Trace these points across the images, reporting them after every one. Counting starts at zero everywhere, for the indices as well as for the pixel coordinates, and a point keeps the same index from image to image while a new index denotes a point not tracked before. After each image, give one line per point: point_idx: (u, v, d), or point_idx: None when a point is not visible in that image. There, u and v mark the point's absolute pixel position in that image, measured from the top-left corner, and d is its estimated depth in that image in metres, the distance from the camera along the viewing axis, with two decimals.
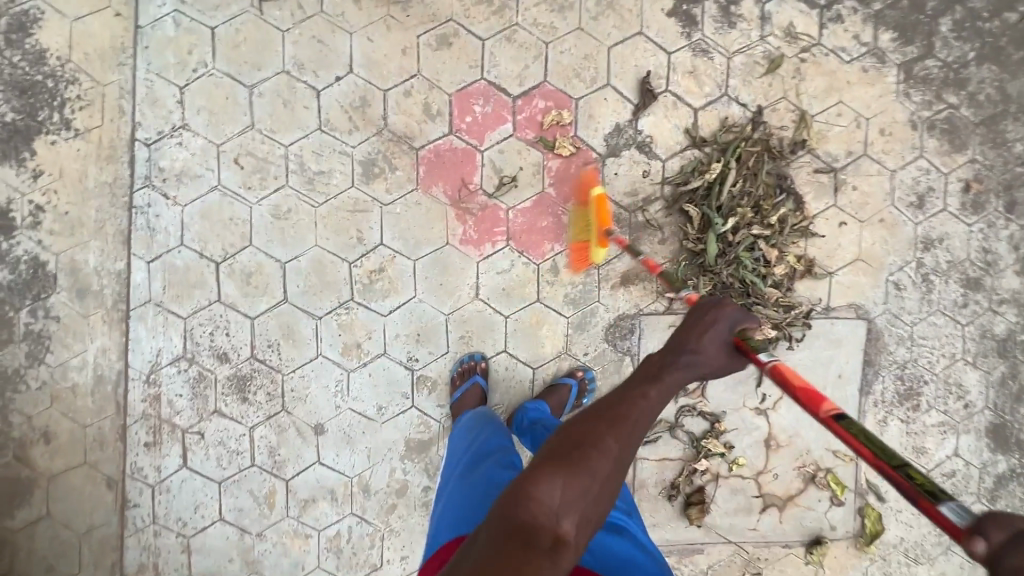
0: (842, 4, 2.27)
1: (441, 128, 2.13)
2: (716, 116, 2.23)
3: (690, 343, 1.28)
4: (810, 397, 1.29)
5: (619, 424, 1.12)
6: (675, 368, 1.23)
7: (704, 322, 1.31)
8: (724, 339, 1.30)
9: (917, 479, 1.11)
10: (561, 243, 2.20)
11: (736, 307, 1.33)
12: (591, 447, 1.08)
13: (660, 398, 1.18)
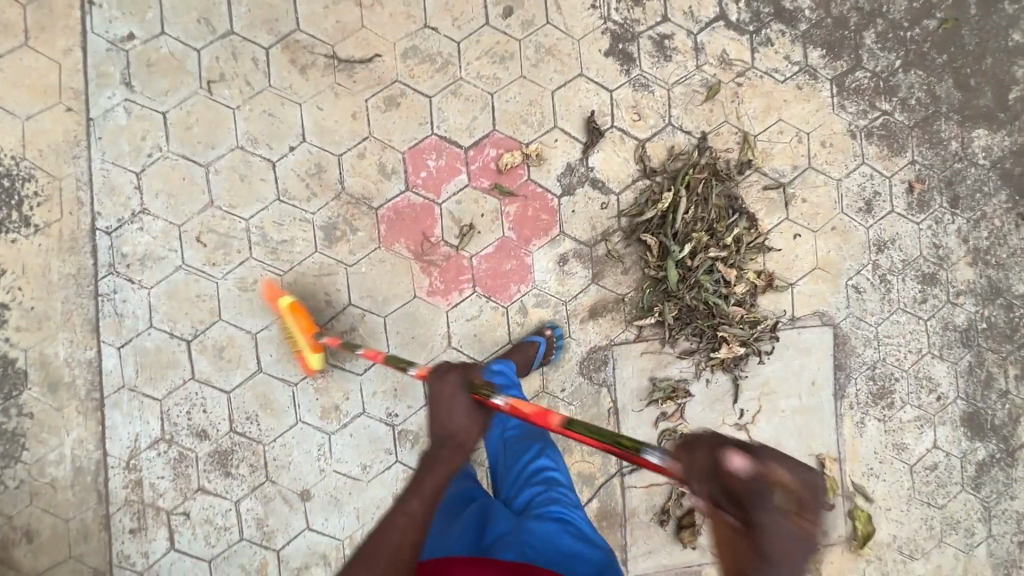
0: (770, 28, 2.37)
1: (398, 186, 2.18)
2: (662, 146, 2.31)
3: (433, 426, 1.23)
4: (539, 416, 1.25)
5: (389, 525, 1.10)
6: (432, 461, 1.18)
7: (445, 400, 1.23)
8: (463, 402, 1.22)
9: (627, 443, 1.08)
10: (527, 284, 2.25)
11: (454, 370, 1.25)
12: (353, 559, 1.07)
13: (434, 487, 1.15)
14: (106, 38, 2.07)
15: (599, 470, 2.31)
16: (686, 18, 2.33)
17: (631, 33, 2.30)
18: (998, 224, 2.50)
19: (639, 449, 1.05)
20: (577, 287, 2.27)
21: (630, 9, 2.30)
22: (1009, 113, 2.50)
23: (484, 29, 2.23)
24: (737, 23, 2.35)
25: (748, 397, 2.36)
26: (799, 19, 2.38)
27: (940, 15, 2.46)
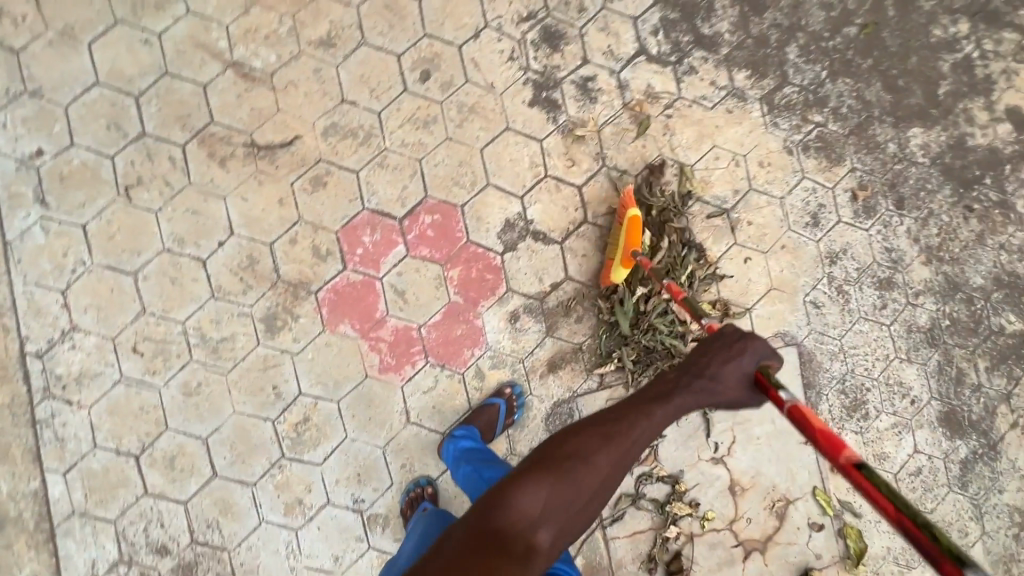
0: (692, 56, 2.36)
1: (336, 266, 2.14)
2: (600, 188, 2.28)
3: (714, 368, 1.48)
4: (831, 444, 1.33)
5: (649, 415, 1.46)
6: (696, 386, 1.47)
7: (735, 347, 1.50)
8: (745, 372, 1.48)
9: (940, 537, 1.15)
10: (481, 347, 2.20)
11: (763, 341, 1.50)
12: (613, 433, 1.42)
13: (684, 403, 1.47)
14: (17, 158, 2.03)
15: None
16: (606, 58, 2.31)
17: (553, 80, 2.28)
18: (946, 219, 2.49)
19: (957, 558, 1.11)
20: (532, 343, 2.22)
21: (549, 57, 2.28)
22: (942, 109, 2.49)
23: (404, 96, 2.20)
24: (659, 56, 2.34)
25: (721, 428, 2.33)
26: (720, 43, 2.37)
27: (859, 21, 2.46)
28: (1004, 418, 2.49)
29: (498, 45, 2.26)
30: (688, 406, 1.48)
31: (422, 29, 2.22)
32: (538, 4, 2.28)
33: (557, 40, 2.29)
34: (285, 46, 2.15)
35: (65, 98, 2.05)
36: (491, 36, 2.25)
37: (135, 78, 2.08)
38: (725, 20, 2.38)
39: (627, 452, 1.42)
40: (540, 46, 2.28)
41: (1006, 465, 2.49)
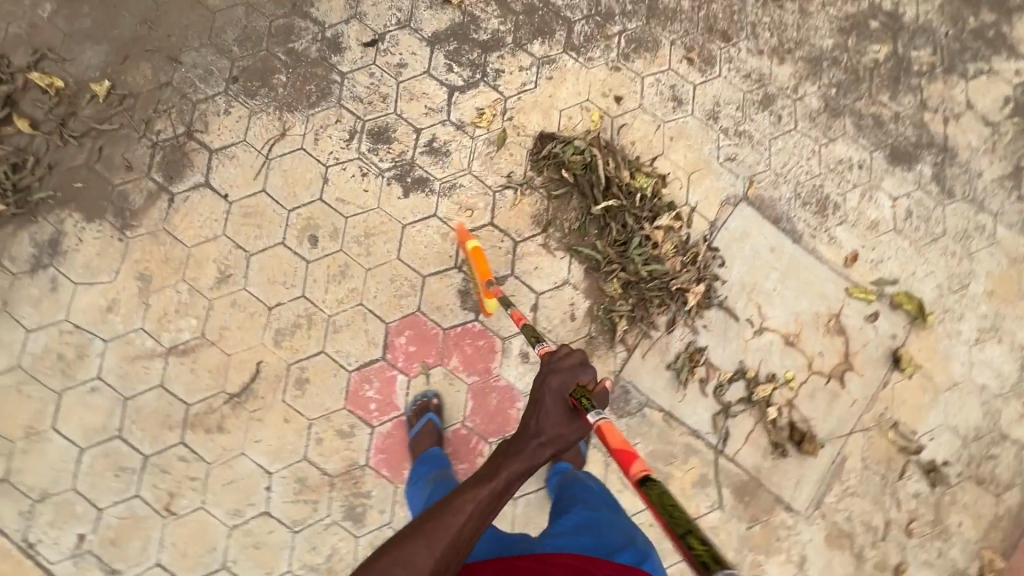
0: (491, 63, 2.55)
1: (365, 432, 2.25)
2: (506, 211, 2.44)
3: (539, 416, 1.27)
4: (625, 458, 1.26)
5: (432, 542, 1.10)
6: (515, 456, 1.22)
7: (543, 384, 1.30)
8: (562, 398, 1.28)
9: (697, 547, 0.98)
10: (520, 398, 2.32)
11: (564, 367, 1.31)
12: (418, 554, 1.08)
13: (476, 520, 1.14)
14: (67, 555, 2.13)
15: (704, 465, 2.34)
16: (432, 116, 2.49)
17: (407, 164, 2.45)
18: (768, 19, 2.68)
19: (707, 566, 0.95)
20: None
21: (391, 151, 2.46)
22: None
23: (311, 267, 2.35)
24: (468, 82, 2.53)
25: (742, 306, 2.45)
26: (503, 37, 2.57)
27: None
28: (935, 122, 2.66)
29: (347, 174, 2.43)
30: (521, 466, 1.21)
31: (284, 208, 2.39)
32: (351, 121, 2.47)
33: (387, 134, 2.47)
34: (196, 305, 2.30)
35: (66, 479, 2.16)
36: (337, 172, 2.43)
37: (107, 421, 2.20)
38: (493, 18, 2.58)
39: (452, 546, 1.11)
40: (378, 149, 2.46)
41: (966, 154, 2.65)
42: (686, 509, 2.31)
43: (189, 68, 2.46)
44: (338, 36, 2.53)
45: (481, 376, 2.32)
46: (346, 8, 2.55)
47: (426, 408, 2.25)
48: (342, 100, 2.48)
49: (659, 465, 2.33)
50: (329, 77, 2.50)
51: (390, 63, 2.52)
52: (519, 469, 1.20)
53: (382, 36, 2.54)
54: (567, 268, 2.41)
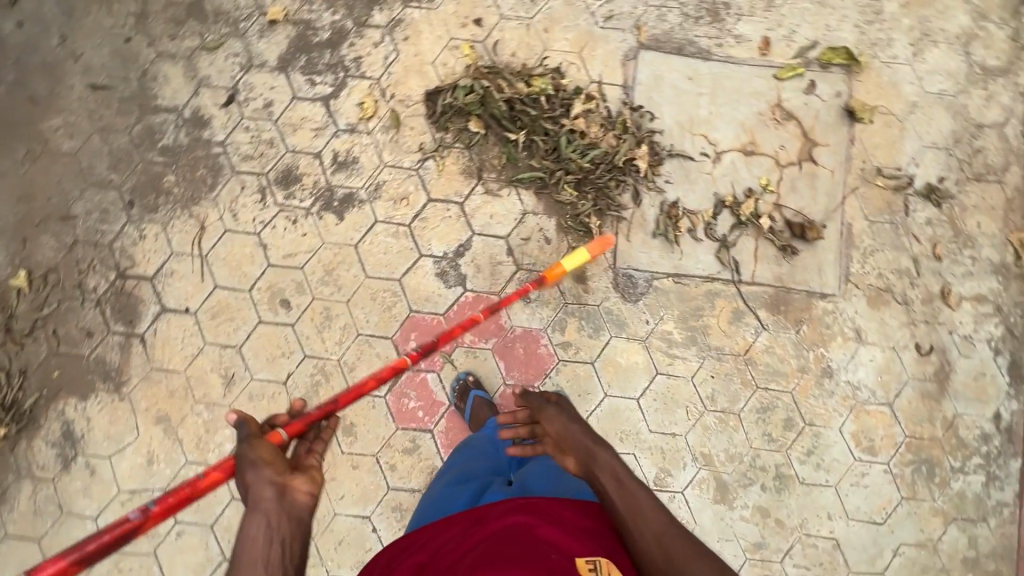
0: (346, 56, 2.48)
1: (426, 437, 2.32)
2: (436, 181, 2.42)
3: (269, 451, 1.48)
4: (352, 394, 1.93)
5: (259, 518, 1.25)
6: (261, 462, 1.34)
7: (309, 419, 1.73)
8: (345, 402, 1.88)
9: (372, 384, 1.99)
10: (541, 334, 2.36)
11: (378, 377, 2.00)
12: (255, 529, 1.23)
13: (280, 482, 1.31)
14: None
15: (732, 301, 2.38)
16: (322, 134, 2.45)
17: (326, 190, 2.43)
18: None
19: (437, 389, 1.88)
20: (553, 288, 2.38)
21: (305, 187, 2.43)
22: None
23: (297, 327, 2.37)
24: (336, 85, 2.47)
25: (691, 144, 2.43)
26: (343, 25, 2.49)
27: None
28: None
29: (280, 229, 2.41)
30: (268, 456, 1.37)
31: (243, 291, 2.39)
32: (255, 180, 2.43)
33: (293, 174, 2.43)
34: (220, 416, 2.34)
35: None
36: (269, 233, 2.41)
37: (207, 552, 2.29)
38: (325, 12, 2.49)
39: (282, 504, 1.28)
40: (293, 191, 2.43)
41: None
42: (737, 347, 2.37)
43: (85, 217, 2.43)
44: (197, 111, 2.47)
45: (498, 335, 2.36)
46: (189, 81, 2.48)
47: (469, 387, 2.29)
48: (236, 166, 2.44)
49: (694, 323, 2.37)
50: (212, 153, 2.45)
51: (258, 108, 2.46)
52: (266, 475, 1.32)
53: (236, 87, 2.47)
54: (518, 200, 2.40)
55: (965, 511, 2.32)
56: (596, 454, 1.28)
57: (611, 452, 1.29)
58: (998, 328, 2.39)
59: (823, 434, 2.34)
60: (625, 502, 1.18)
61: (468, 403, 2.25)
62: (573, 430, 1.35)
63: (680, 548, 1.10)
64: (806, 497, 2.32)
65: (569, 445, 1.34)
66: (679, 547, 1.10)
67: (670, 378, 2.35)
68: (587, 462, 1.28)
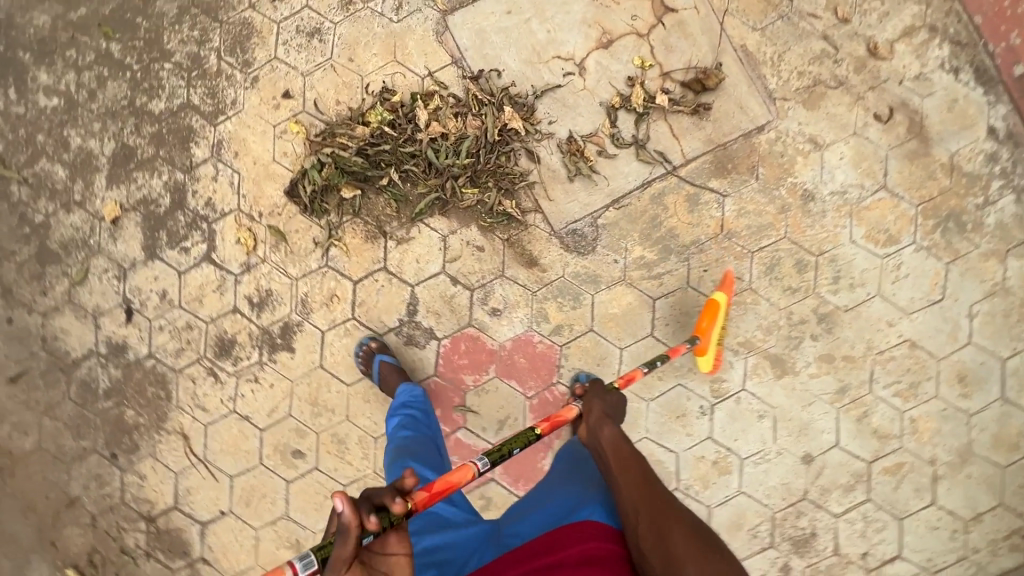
0: (197, 206, 2.33)
1: (493, 486, 2.28)
2: (349, 263, 2.29)
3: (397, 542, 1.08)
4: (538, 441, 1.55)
5: None
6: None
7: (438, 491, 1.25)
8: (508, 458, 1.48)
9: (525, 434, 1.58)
10: (530, 334, 2.25)
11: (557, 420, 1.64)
12: None
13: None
14: None
15: (680, 190, 2.21)
16: (226, 289, 2.33)
17: (263, 335, 2.33)
18: None
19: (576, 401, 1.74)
20: (513, 287, 2.25)
21: (244, 344, 2.34)
22: None
23: (323, 466, 2.33)
24: (207, 237, 2.34)
25: (549, 74, 2.22)
26: (175, 180, 2.34)
27: (105, 41, 2.35)
28: None
29: (250, 395, 2.34)
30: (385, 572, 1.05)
31: (257, 467, 2.35)
32: (199, 367, 2.35)
33: (226, 340, 2.34)
34: None
35: None
36: (243, 403, 2.34)
37: None
38: (152, 180, 2.34)
39: None
40: (237, 355, 2.34)
41: None
42: (711, 229, 2.21)
43: (87, 491, 2.40)
44: (110, 341, 2.37)
45: (493, 359, 2.26)
46: (84, 320, 2.38)
47: (374, 351, 2.21)
48: (175, 366, 2.36)
49: (659, 234, 2.21)
50: (147, 369, 2.36)
51: (157, 304, 2.36)
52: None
53: (126, 298, 2.36)
54: (432, 231, 2.27)
55: (1012, 237, 2.15)
56: (606, 431, 1.53)
57: (617, 430, 1.55)
58: (944, 48, 2.15)
59: (841, 255, 2.18)
60: (620, 469, 1.40)
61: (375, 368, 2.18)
62: (592, 411, 1.63)
63: (659, 510, 1.27)
64: (858, 321, 2.18)
65: (585, 424, 1.62)
66: (660, 509, 1.27)
67: (669, 297, 2.22)
68: (596, 439, 1.53)
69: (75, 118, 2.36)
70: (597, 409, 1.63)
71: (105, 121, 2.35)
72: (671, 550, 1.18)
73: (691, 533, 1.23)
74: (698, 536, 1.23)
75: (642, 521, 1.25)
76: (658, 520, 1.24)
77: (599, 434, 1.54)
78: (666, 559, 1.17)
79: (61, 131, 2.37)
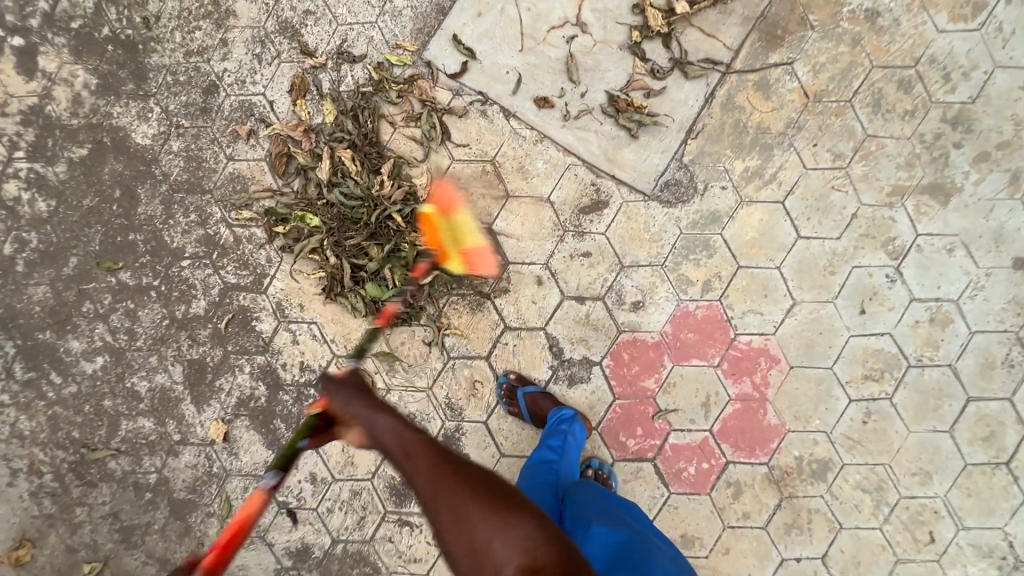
0: (293, 376, 2.13)
1: (735, 468, 2.08)
2: (470, 343, 2.10)
3: None
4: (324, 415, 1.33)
5: None
6: None
7: None
8: (340, 406, 1.25)
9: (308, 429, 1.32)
10: (683, 305, 2.05)
11: (337, 389, 1.28)
12: None
13: None
14: None
15: (746, 83, 2.00)
16: None
17: None
18: (182, 39, 2.10)
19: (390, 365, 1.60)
20: (640, 271, 2.05)
21: None
22: (102, 135, 2.12)
23: None
24: None
25: (554, 50, 2.02)
26: (259, 364, 2.14)
27: (113, 275, 2.15)
28: None
29: None
30: None
31: None
32: (390, 524, 2.15)
33: (399, 484, 2.14)
34: None
35: None
36: None
37: None
38: (237, 378, 2.14)
39: None
40: (417, 492, 2.14)
41: None
42: (797, 102, 2.00)
43: None
44: (290, 550, 2.18)
45: (662, 349, 2.07)
46: (253, 545, 2.18)
47: (514, 386, 2.05)
48: (366, 537, 2.16)
49: (750, 137, 2.01)
50: (342, 556, 2.16)
51: (314, 489, 2.16)
52: None
53: (282, 501, 2.17)
54: (531, 265, 2.07)
55: None
56: (377, 422, 1.20)
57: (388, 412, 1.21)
58: None
59: (937, 51, 1.97)
60: (407, 462, 1.13)
61: (523, 404, 2.01)
62: (350, 412, 1.24)
63: (448, 491, 1.06)
64: (991, 104, 1.98)
65: (352, 428, 1.24)
66: (445, 487, 1.07)
67: (795, 191, 2.01)
68: (372, 439, 1.19)
69: (129, 364, 2.17)
70: (343, 400, 1.26)
71: (159, 349, 2.15)
72: (475, 540, 1.00)
73: (495, 506, 1.03)
74: (496, 500, 1.05)
75: (438, 515, 1.05)
76: (455, 506, 1.04)
77: (372, 429, 1.19)
78: (473, 548, 0.99)
79: (125, 384, 2.17)
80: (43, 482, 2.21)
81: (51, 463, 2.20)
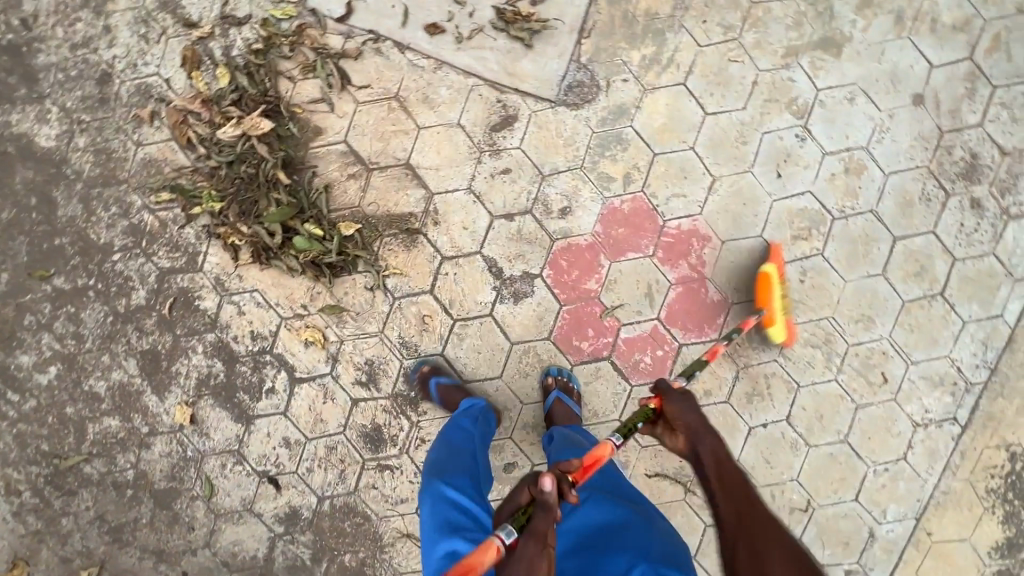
0: (246, 347, 2.15)
1: (689, 349, 2.13)
2: (411, 280, 2.12)
3: None
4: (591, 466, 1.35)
5: None
6: None
7: None
8: (682, 417, 1.41)
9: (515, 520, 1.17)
10: (609, 203, 2.10)
11: (675, 394, 1.45)
12: None
13: None
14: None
15: None
16: (332, 391, 2.16)
17: (395, 401, 2.16)
18: (66, 34, 2.08)
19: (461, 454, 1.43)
20: (561, 178, 2.09)
21: (387, 421, 2.17)
22: (6, 147, 2.11)
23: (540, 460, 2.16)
24: (279, 364, 2.16)
25: None
26: (211, 342, 2.15)
27: (48, 283, 2.14)
28: None
29: None
30: None
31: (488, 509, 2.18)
32: (370, 472, 2.19)
33: (371, 430, 2.18)
34: None
35: None
36: None
37: None
38: (193, 360, 2.16)
39: None
40: (390, 434, 2.18)
41: None
42: None
43: None
44: (279, 516, 2.21)
45: (597, 250, 2.11)
46: (242, 519, 2.21)
47: (426, 375, 2.08)
48: (350, 489, 2.19)
49: (641, 25, 2.04)
50: (330, 511, 2.20)
51: (290, 453, 2.19)
52: None
53: (262, 471, 2.20)
54: (455, 192, 2.09)
55: None
56: (699, 443, 1.36)
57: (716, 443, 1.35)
58: None
59: None
60: (719, 487, 1.28)
61: (434, 394, 2.06)
62: (681, 418, 1.41)
63: (760, 532, 1.17)
64: None
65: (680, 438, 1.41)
66: (759, 531, 1.17)
67: (693, 70, 2.05)
68: (693, 455, 1.36)
69: (83, 367, 2.17)
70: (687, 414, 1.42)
71: (110, 347, 2.16)
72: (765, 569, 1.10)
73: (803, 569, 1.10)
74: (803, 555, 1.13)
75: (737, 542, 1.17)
76: (755, 545, 1.15)
77: (700, 446, 1.36)
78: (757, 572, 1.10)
79: (83, 388, 2.18)
80: (23, 500, 2.22)
81: (27, 480, 2.21)
